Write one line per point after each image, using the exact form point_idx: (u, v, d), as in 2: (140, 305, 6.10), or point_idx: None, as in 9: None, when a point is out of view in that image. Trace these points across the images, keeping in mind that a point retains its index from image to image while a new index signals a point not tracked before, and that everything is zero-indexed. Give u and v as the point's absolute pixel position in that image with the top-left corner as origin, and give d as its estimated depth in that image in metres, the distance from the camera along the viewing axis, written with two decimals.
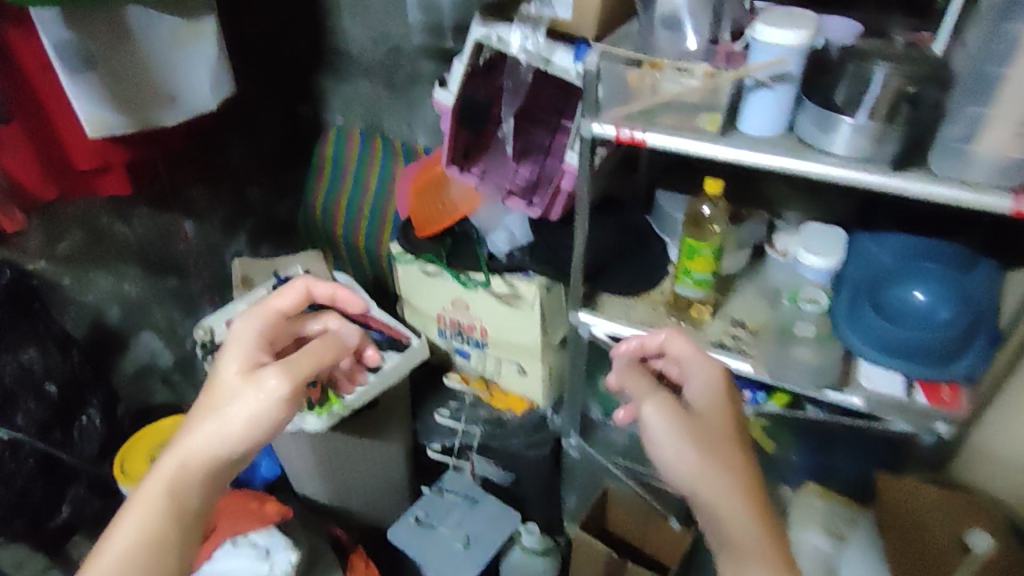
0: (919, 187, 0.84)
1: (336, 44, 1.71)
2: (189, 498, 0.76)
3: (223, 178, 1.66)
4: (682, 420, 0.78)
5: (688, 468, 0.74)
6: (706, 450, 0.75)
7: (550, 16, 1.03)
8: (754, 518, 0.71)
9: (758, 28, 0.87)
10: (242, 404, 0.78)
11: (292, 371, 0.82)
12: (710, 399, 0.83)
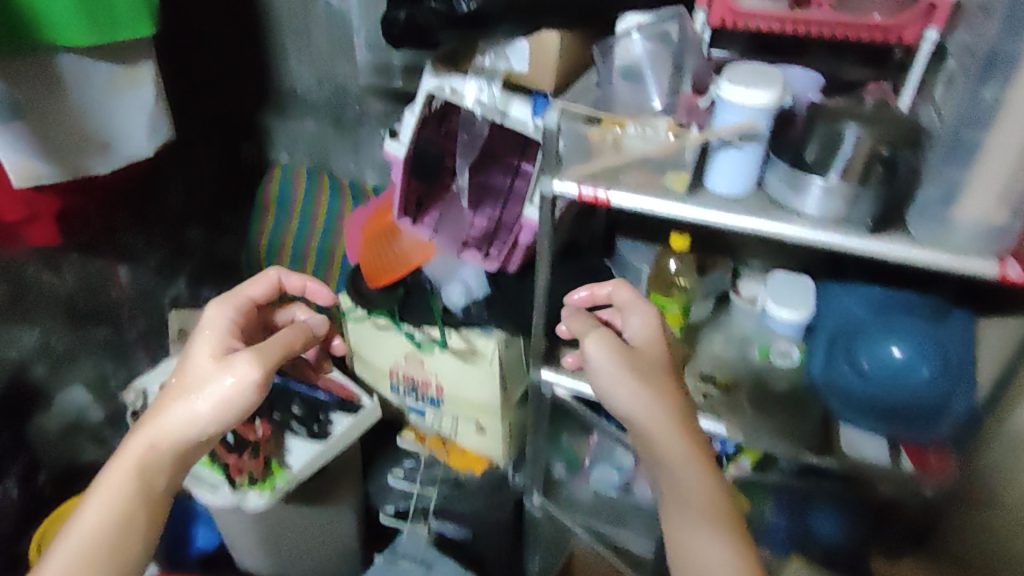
0: (899, 251, 0.78)
1: (280, 82, 1.64)
2: (160, 474, 0.77)
3: (164, 223, 1.57)
4: (623, 357, 0.88)
5: (631, 401, 0.85)
6: (644, 381, 0.86)
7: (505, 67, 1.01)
8: (685, 446, 0.82)
9: (723, 85, 0.83)
10: (214, 386, 0.79)
11: (261, 356, 0.83)
12: (647, 336, 0.93)
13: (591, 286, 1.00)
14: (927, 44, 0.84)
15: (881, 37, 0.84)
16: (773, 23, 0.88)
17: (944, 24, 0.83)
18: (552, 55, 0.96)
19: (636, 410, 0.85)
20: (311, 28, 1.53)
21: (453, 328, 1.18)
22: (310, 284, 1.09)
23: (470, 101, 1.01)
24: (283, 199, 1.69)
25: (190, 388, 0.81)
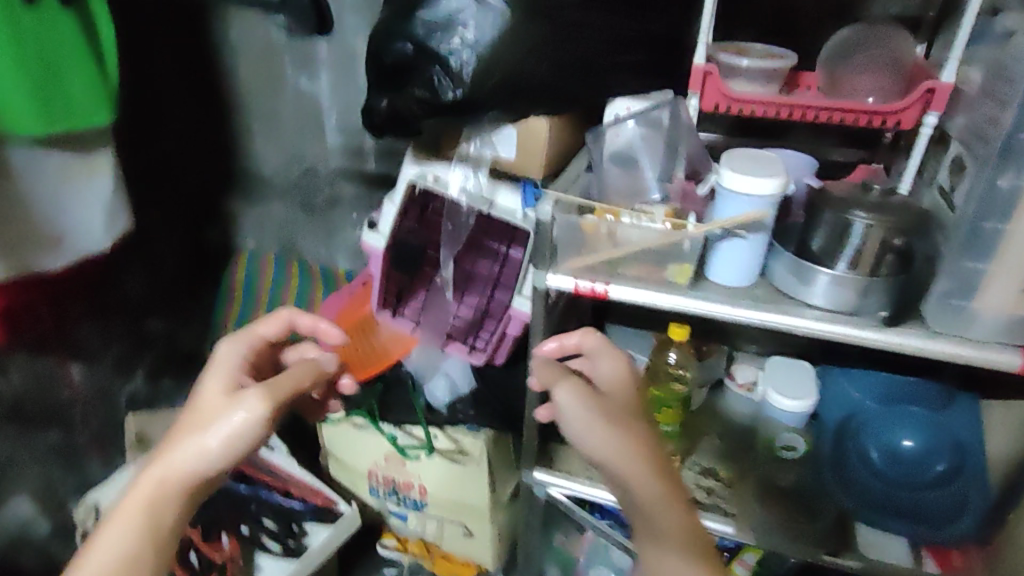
0: (916, 344, 0.74)
1: (247, 165, 1.58)
2: (161, 524, 0.66)
3: (125, 314, 1.45)
4: (593, 402, 0.79)
5: (602, 441, 0.75)
6: (614, 421, 0.76)
7: (491, 154, 0.96)
8: (663, 485, 0.72)
9: (724, 174, 0.79)
10: (224, 419, 0.68)
11: (275, 387, 0.72)
12: (616, 382, 0.86)
13: (559, 337, 0.88)
14: (927, 128, 0.83)
15: (880, 121, 0.83)
16: (769, 109, 0.86)
17: (943, 109, 0.81)
18: (541, 146, 0.93)
19: (607, 450, 0.74)
20: (280, 110, 1.48)
21: (439, 427, 1.11)
22: (323, 325, 0.92)
23: (455, 190, 0.97)
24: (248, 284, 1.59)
25: (197, 423, 0.69)
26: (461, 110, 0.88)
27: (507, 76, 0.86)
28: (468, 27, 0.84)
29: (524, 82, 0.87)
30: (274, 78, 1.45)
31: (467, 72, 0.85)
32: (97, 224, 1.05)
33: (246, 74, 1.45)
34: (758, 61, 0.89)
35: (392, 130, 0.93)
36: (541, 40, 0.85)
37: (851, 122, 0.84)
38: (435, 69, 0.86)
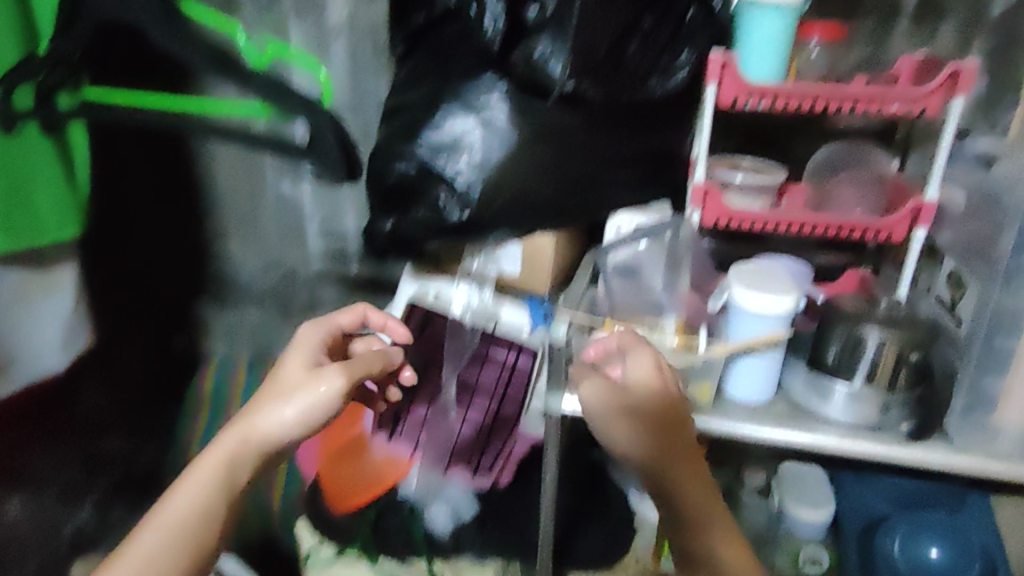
0: (946, 459, 0.74)
1: (221, 272, 1.53)
2: (234, 483, 0.69)
3: (78, 439, 1.30)
4: (622, 404, 0.72)
5: (639, 442, 0.71)
6: (648, 420, 0.71)
7: (496, 271, 0.96)
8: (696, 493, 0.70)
9: (737, 291, 0.79)
10: (305, 393, 0.71)
11: (352, 371, 0.74)
12: (646, 378, 0.73)
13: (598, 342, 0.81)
14: (918, 241, 0.85)
15: (872, 233, 0.86)
16: (765, 223, 0.89)
17: (931, 223, 0.84)
18: (547, 264, 0.94)
19: (646, 458, 0.70)
20: (259, 215, 1.46)
21: (443, 561, 1.01)
22: (392, 324, 0.91)
23: (459, 309, 0.98)
24: (218, 395, 1.46)
25: (285, 391, 0.72)
26: (469, 230, 0.88)
27: (517, 196, 0.86)
28: (472, 149, 0.84)
29: (532, 199, 0.87)
30: (254, 184, 1.43)
31: (475, 188, 0.85)
32: (51, 344, 0.96)
33: (226, 182, 1.43)
34: (752, 176, 0.91)
35: (398, 250, 0.93)
36: (549, 162, 0.85)
37: (845, 234, 0.86)
38: (439, 194, 0.86)
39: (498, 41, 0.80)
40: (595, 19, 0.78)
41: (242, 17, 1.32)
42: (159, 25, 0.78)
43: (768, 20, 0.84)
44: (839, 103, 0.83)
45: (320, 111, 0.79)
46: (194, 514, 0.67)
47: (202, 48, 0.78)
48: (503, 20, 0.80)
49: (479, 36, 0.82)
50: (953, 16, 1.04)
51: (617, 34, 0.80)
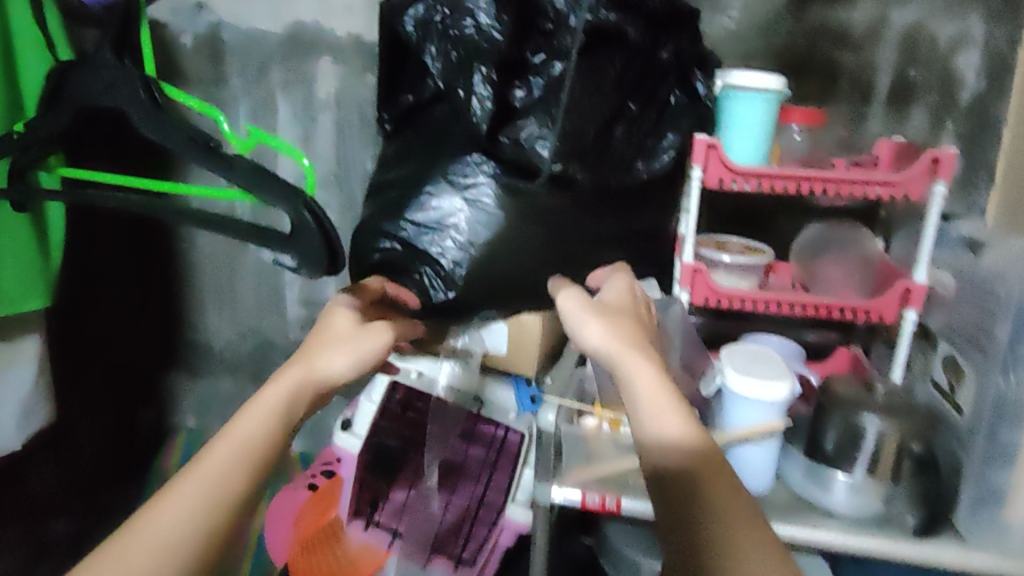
0: (958, 559, 0.71)
1: (194, 341, 1.48)
2: (292, 422, 0.60)
3: (19, 516, 1.23)
4: (595, 307, 0.68)
5: (624, 333, 0.64)
6: (624, 320, 0.66)
7: (480, 350, 0.94)
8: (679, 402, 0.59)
9: (730, 376, 0.78)
10: (360, 341, 0.68)
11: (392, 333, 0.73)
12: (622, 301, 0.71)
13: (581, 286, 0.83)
14: (911, 323, 0.84)
15: (864, 314, 0.85)
16: (755, 303, 0.88)
17: (921, 305, 0.84)
18: (532, 346, 0.91)
19: (625, 342, 0.63)
20: (238, 284, 1.43)
21: None
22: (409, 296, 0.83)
23: (442, 385, 0.97)
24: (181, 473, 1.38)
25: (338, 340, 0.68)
26: (455, 310, 0.86)
27: (505, 275, 0.84)
28: (457, 228, 0.83)
29: (521, 278, 0.85)
30: (234, 253, 1.41)
31: (459, 268, 0.83)
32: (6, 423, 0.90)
33: (207, 250, 1.41)
34: (739, 256, 0.91)
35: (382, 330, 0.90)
36: (539, 242, 0.84)
37: (835, 315, 0.85)
38: (417, 276, 0.84)
39: (485, 124, 0.79)
40: (582, 105, 0.80)
41: (230, 89, 1.33)
42: (143, 112, 0.64)
43: (743, 103, 0.87)
44: (823, 185, 0.84)
45: (305, 198, 0.58)
46: (261, 457, 0.56)
47: (186, 132, 0.61)
48: (491, 101, 0.78)
49: (467, 118, 0.80)
50: (924, 101, 1.08)
51: (605, 120, 0.82)
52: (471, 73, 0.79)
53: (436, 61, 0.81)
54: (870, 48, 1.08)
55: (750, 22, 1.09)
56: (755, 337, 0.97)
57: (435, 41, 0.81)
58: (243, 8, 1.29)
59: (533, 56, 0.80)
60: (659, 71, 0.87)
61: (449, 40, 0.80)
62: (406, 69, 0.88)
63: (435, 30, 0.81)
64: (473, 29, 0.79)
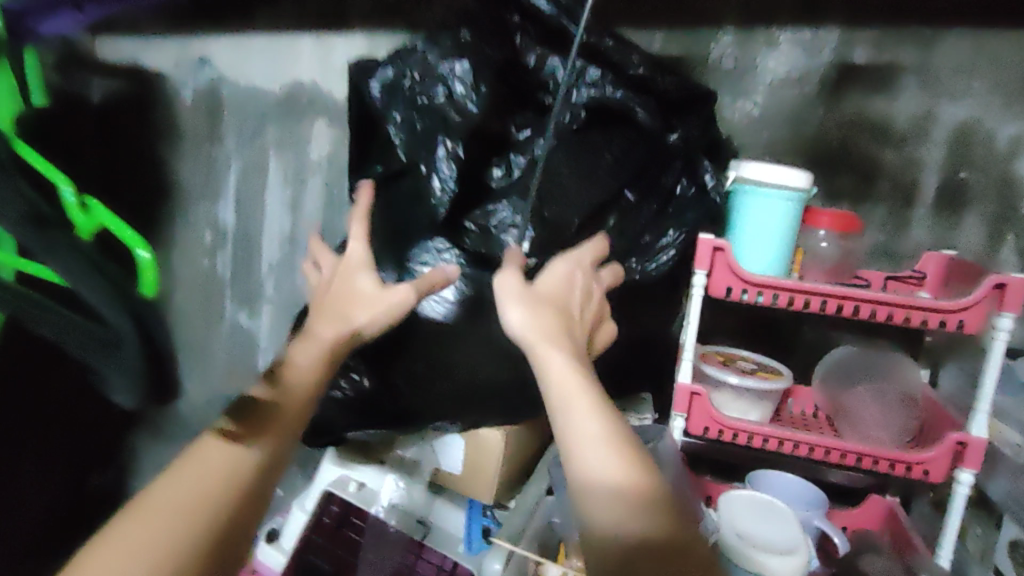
0: None
1: (160, 406, 1.37)
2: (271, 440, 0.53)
3: None
4: (531, 298, 0.58)
5: (547, 323, 0.57)
6: (556, 319, 0.57)
7: (432, 466, 0.79)
8: (609, 433, 0.52)
9: (736, 553, 0.66)
10: (302, 354, 0.58)
11: (358, 307, 0.59)
12: (561, 276, 0.61)
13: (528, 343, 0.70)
14: (963, 485, 0.68)
15: (903, 468, 0.69)
16: (764, 438, 0.72)
17: (979, 466, 0.68)
18: (489, 471, 0.76)
19: (544, 332, 0.56)
20: (210, 347, 1.33)
21: None
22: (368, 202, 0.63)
23: (383, 505, 0.79)
24: None
25: (248, 412, 0.54)
26: (395, 417, 0.73)
27: (462, 385, 0.70)
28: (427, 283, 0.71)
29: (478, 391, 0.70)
30: (209, 314, 1.33)
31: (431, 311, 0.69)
32: None
33: (185, 307, 1.33)
34: (748, 378, 0.76)
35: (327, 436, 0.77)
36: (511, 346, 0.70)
37: (866, 465, 0.70)
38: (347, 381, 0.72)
39: (445, 209, 0.68)
40: (564, 196, 0.69)
41: (224, 149, 1.25)
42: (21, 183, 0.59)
43: (760, 196, 0.73)
44: (854, 304, 0.70)
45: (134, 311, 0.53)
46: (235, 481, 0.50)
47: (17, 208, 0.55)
48: (455, 182, 0.68)
49: (425, 198, 0.69)
50: (979, 208, 0.93)
51: (597, 213, 0.71)
52: (434, 149, 0.67)
53: (395, 131, 0.70)
54: (915, 146, 0.94)
55: (775, 109, 0.98)
56: (759, 478, 0.83)
57: (400, 107, 0.69)
58: (244, 66, 1.22)
59: (518, 132, 0.72)
60: (661, 161, 0.75)
61: (415, 108, 0.68)
62: (368, 147, 0.76)
63: (400, 97, 0.70)
64: (442, 98, 0.67)
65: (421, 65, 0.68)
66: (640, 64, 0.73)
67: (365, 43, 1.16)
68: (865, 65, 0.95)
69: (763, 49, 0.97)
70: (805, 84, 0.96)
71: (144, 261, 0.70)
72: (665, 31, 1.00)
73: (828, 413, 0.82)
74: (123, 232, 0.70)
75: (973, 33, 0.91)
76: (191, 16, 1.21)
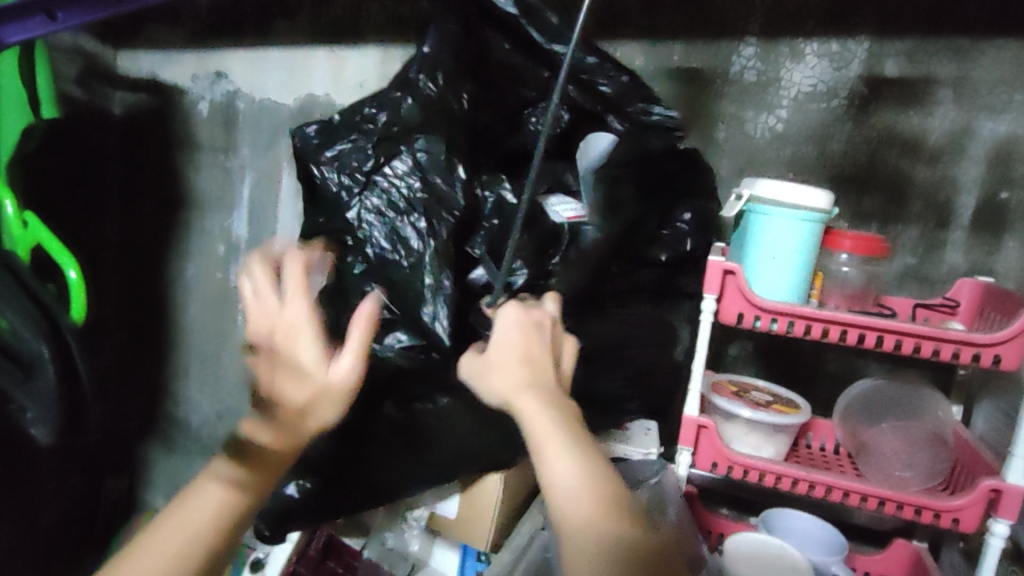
0: None
1: (173, 413, 1.38)
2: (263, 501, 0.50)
3: None
4: (491, 371, 0.53)
5: (503, 382, 0.52)
6: (525, 384, 0.52)
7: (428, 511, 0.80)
8: (593, 495, 0.47)
9: None
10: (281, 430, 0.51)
11: (311, 413, 0.50)
12: (512, 332, 0.54)
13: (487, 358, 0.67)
14: (997, 537, 0.62)
15: (931, 515, 0.63)
16: (778, 477, 0.68)
17: (1017, 517, 0.62)
18: (488, 510, 0.76)
19: (508, 391, 0.51)
20: (221, 360, 1.32)
21: None
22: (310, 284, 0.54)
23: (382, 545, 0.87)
24: None
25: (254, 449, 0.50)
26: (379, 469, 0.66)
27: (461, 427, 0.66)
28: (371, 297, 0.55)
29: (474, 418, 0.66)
30: (222, 325, 1.31)
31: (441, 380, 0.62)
32: None
33: (199, 319, 1.32)
34: (761, 412, 0.71)
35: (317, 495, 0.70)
36: None
37: (890, 508, 0.64)
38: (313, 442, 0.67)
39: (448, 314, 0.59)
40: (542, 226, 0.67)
41: (239, 159, 1.23)
42: None
43: (778, 218, 0.68)
44: (878, 334, 0.64)
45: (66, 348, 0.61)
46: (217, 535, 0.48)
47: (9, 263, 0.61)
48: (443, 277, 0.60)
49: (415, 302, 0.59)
50: (1021, 232, 0.87)
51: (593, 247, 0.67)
52: (410, 245, 0.60)
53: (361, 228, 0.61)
54: (950, 163, 0.88)
55: (800, 124, 0.93)
56: (775, 516, 0.79)
57: (364, 196, 0.62)
58: (260, 78, 1.20)
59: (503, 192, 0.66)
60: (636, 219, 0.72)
61: (383, 201, 0.61)
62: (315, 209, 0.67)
63: (362, 181, 0.62)
64: (416, 181, 0.60)
65: (384, 142, 0.62)
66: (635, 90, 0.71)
67: (380, 56, 1.13)
68: (897, 78, 0.89)
69: (787, 62, 0.93)
70: (831, 98, 0.91)
71: (71, 281, 0.80)
72: (684, 44, 0.97)
73: (849, 450, 0.77)
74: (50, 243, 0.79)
75: (1018, 44, 0.85)
76: (210, 30, 1.22)
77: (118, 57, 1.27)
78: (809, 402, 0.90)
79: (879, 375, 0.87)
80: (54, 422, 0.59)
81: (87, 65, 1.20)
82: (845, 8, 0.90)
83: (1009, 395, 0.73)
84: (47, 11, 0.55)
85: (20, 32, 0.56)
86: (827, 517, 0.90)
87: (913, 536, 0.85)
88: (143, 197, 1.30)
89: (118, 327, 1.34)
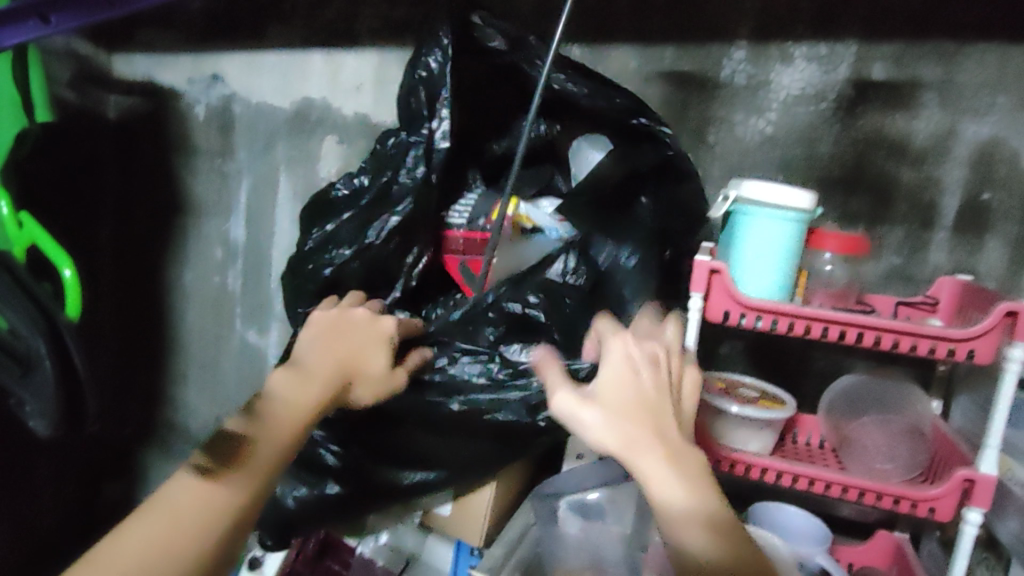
0: None
1: (171, 415, 1.40)
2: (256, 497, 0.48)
3: None
4: (603, 415, 0.49)
5: (615, 433, 0.49)
6: (644, 428, 0.49)
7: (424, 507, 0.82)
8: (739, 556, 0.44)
9: None
10: (283, 415, 0.53)
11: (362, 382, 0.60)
12: (622, 371, 0.51)
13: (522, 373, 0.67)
14: (972, 527, 0.64)
15: (909, 505, 0.65)
16: (762, 470, 0.70)
17: (989, 505, 0.64)
18: (481, 510, 0.79)
19: (626, 442, 0.48)
20: (220, 360, 1.34)
21: None
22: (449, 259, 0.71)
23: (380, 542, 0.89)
24: None
25: (222, 447, 0.50)
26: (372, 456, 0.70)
27: (440, 437, 0.70)
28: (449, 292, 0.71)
29: (468, 426, 0.69)
30: (220, 328, 1.33)
31: (453, 402, 0.67)
32: None
33: (197, 321, 1.34)
34: (748, 408, 0.73)
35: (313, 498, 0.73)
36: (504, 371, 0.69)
37: (870, 499, 0.67)
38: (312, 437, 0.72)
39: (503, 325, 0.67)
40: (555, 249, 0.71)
41: (235, 161, 1.25)
42: None
43: (762, 218, 0.70)
44: (857, 331, 0.67)
45: None
46: (207, 531, 0.45)
47: None
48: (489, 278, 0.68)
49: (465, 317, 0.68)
50: (1003, 231, 0.89)
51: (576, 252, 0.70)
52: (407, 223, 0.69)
53: (384, 236, 0.68)
54: (934, 164, 0.91)
55: (788, 127, 0.95)
56: (764, 511, 0.81)
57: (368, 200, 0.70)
58: (256, 81, 1.22)
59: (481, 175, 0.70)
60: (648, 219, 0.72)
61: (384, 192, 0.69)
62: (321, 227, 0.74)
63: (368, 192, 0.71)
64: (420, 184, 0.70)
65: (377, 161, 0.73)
66: (620, 107, 0.73)
67: (375, 59, 1.15)
68: (882, 81, 0.91)
69: (776, 65, 0.95)
70: (820, 101, 0.94)
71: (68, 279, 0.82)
72: (676, 46, 0.99)
73: (834, 445, 0.79)
74: (51, 248, 0.81)
75: (1000, 47, 0.87)
76: (208, 33, 1.24)
77: (113, 60, 1.29)
78: (798, 400, 0.92)
79: (865, 372, 0.89)
80: (54, 419, 0.52)
81: (82, 69, 1.22)
82: (832, 11, 0.92)
83: (986, 390, 0.75)
84: (40, 15, 0.55)
85: (10, 37, 0.54)
86: (814, 512, 0.93)
87: (896, 527, 0.88)
88: (141, 200, 1.32)
89: (116, 328, 1.36)
